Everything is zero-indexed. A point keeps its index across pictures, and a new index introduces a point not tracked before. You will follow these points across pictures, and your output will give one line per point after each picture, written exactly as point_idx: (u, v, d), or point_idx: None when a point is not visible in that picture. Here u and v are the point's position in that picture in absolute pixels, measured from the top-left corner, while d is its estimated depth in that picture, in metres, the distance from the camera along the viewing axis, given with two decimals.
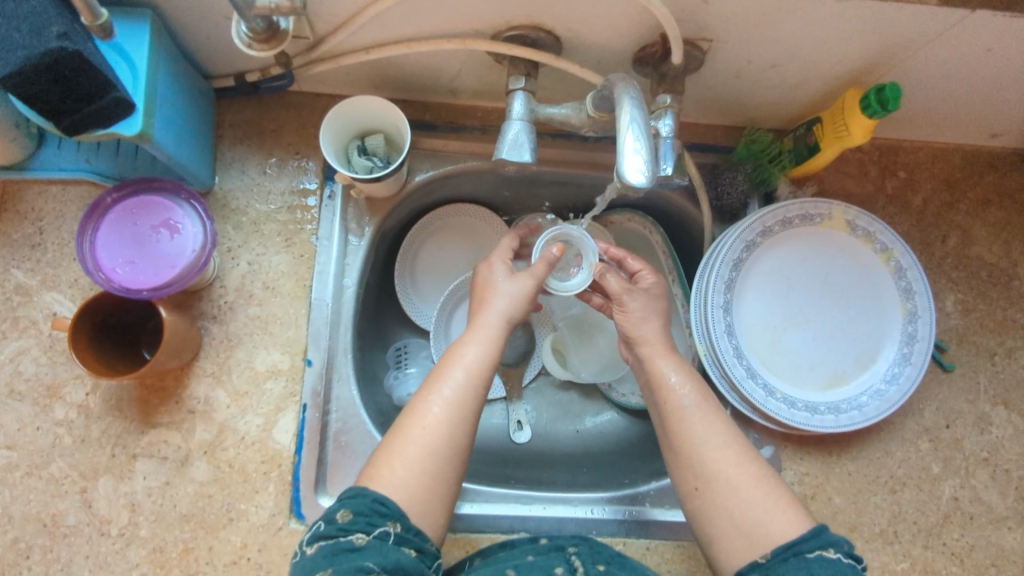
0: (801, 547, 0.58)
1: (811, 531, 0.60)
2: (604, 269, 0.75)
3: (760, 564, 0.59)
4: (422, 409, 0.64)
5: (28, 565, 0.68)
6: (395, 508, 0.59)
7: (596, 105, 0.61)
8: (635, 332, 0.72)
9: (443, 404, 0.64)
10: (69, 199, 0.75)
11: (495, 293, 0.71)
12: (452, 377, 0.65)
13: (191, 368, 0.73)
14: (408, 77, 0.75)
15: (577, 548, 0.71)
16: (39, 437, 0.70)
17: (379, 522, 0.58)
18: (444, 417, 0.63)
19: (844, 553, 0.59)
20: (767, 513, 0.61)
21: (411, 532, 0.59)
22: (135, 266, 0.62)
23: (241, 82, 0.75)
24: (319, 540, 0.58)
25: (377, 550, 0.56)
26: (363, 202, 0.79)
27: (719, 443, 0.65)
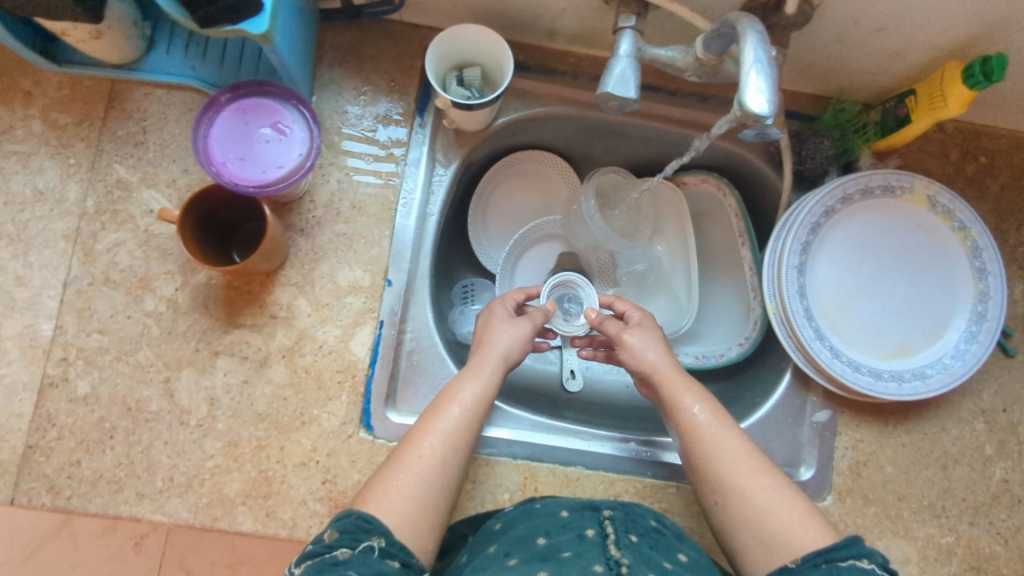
0: (833, 555, 0.57)
1: (844, 541, 0.58)
2: (599, 315, 0.77)
3: (790, 568, 0.58)
4: (417, 439, 0.64)
5: (111, 444, 0.71)
6: (379, 523, 0.58)
7: (705, 47, 0.62)
8: (640, 366, 0.72)
9: (439, 436, 0.64)
10: (173, 103, 0.77)
11: (494, 333, 0.72)
12: (451, 408, 0.66)
13: (277, 276, 0.75)
14: (512, 12, 0.76)
15: (613, 513, 0.68)
16: (130, 325, 0.73)
17: (363, 538, 0.57)
18: (441, 447, 0.64)
19: (880, 563, 0.56)
20: (789, 522, 0.61)
21: (395, 546, 0.58)
22: (245, 163, 0.64)
23: (347, 4, 0.76)
24: (305, 559, 0.55)
25: (362, 561, 0.55)
26: (451, 134, 0.81)
27: (734, 460, 0.65)
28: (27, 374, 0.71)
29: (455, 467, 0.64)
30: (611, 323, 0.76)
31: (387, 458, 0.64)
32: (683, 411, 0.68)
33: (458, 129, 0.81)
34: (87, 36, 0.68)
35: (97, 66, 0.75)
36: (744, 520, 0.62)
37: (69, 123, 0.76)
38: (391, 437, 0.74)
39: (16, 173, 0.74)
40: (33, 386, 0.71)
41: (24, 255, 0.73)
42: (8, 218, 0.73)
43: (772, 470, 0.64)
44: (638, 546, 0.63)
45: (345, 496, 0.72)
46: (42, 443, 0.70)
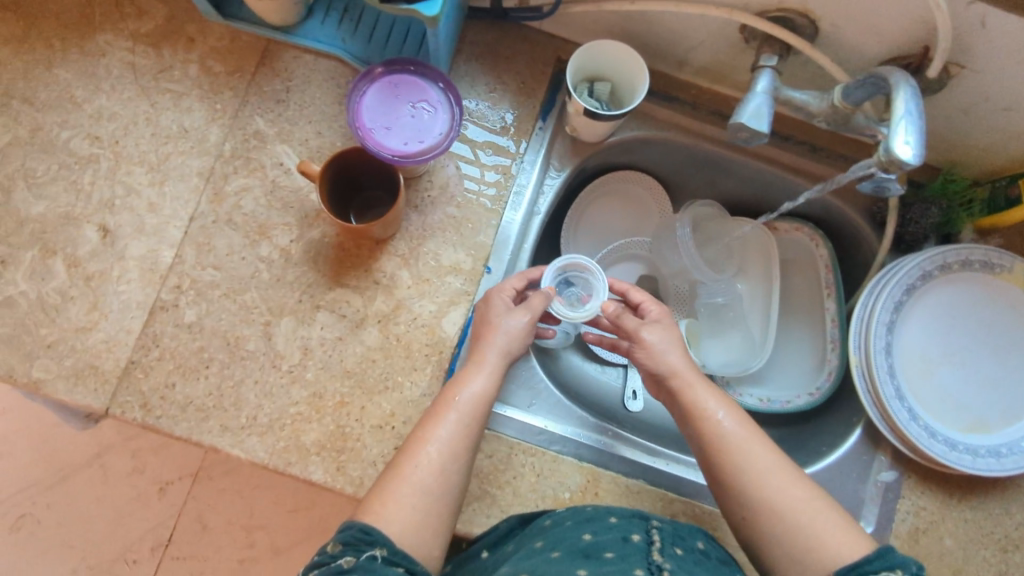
0: (865, 568, 0.57)
1: (876, 552, 0.58)
2: (615, 309, 0.78)
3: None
4: (413, 458, 0.64)
5: (206, 373, 0.74)
6: (380, 534, 0.59)
7: (844, 96, 0.65)
8: (660, 367, 0.72)
9: (438, 445, 0.64)
10: (318, 69, 0.82)
11: (495, 326, 0.71)
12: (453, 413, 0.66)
13: (386, 246, 0.79)
14: (649, 37, 0.80)
15: (661, 523, 0.67)
16: (243, 267, 0.77)
17: (366, 548, 0.58)
18: (440, 457, 0.64)
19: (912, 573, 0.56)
20: (825, 537, 0.60)
21: (399, 555, 0.58)
22: (390, 132, 0.68)
23: (496, 6, 0.81)
24: (311, 570, 0.57)
25: (364, 569, 0.55)
26: (569, 141, 0.86)
27: (765, 470, 0.64)
28: (142, 294, 0.75)
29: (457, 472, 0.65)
30: (629, 319, 0.76)
31: (388, 467, 0.64)
32: (708, 416, 0.68)
33: (576, 139, 0.86)
34: None
35: (258, 26, 0.81)
36: (779, 539, 0.61)
37: (222, 72, 0.81)
38: None
39: (166, 109, 0.79)
40: (145, 307, 0.75)
41: (160, 184, 0.78)
42: (153, 148, 0.78)
43: (803, 481, 0.63)
44: (682, 560, 0.62)
45: None
46: (143, 360, 0.74)
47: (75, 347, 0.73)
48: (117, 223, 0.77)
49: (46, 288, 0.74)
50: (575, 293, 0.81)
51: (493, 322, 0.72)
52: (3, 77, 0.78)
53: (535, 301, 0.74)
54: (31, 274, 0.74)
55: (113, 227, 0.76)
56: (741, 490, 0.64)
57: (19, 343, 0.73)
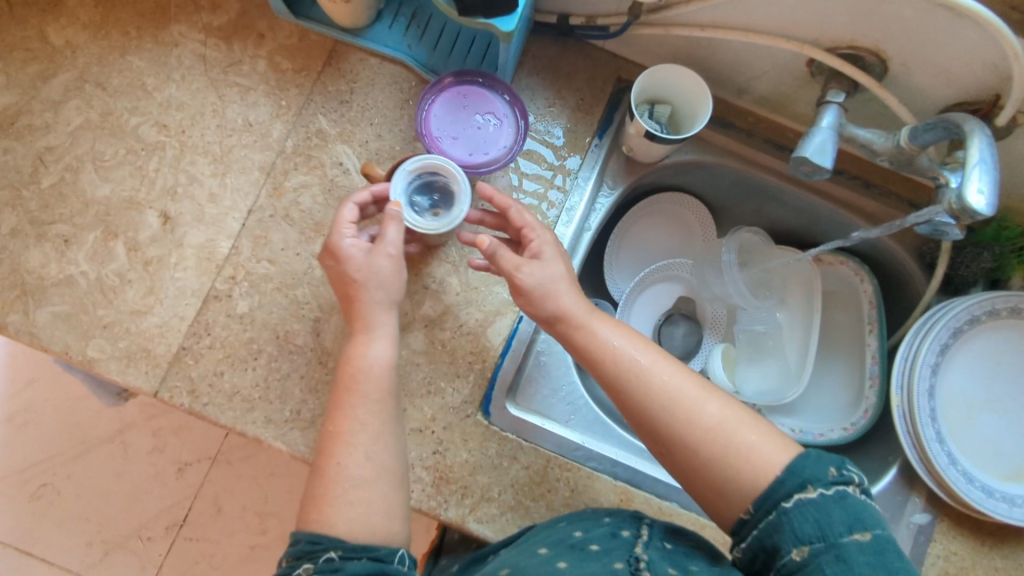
0: (777, 495, 0.58)
1: (787, 474, 0.58)
2: (494, 243, 0.68)
3: (747, 522, 0.59)
4: (335, 464, 0.63)
5: (254, 365, 0.75)
6: (327, 538, 0.59)
7: (911, 137, 0.65)
8: (546, 310, 0.68)
9: (355, 450, 0.64)
10: (383, 73, 0.83)
11: (360, 286, 0.67)
12: (358, 405, 0.65)
13: (437, 251, 0.80)
14: (713, 63, 0.80)
15: (653, 521, 0.69)
16: (297, 262, 0.78)
17: (320, 552, 0.59)
18: (361, 446, 0.64)
19: (826, 486, 0.56)
20: (738, 461, 0.60)
21: (354, 548, 0.59)
22: (457, 143, 0.70)
23: (562, 22, 0.82)
24: None
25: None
26: (624, 160, 0.87)
27: (669, 404, 0.63)
28: (198, 282, 0.77)
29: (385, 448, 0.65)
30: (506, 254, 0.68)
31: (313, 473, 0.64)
32: (604, 351, 0.66)
33: (630, 159, 0.87)
34: None
35: (326, 26, 0.82)
36: (698, 473, 0.62)
37: (290, 69, 0.83)
38: (506, 427, 0.77)
39: (233, 102, 0.81)
40: (199, 295, 0.76)
41: (222, 175, 0.79)
42: (217, 139, 0.80)
43: (707, 406, 0.63)
44: (671, 553, 0.64)
45: (450, 471, 0.75)
46: (194, 347, 0.75)
47: (130, 330, 0.75)
48: (179, 211, 0.78)
49: (105, 269, 0.76)
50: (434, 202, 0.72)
51: (358, 283, 0.67)
52: (79, 60, 0.80)
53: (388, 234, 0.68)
54: (93, 255, 0.76)
55: (174, 215, 0.78)
56: (654, 429, 0.63)
57: (76, 321, 0.74)
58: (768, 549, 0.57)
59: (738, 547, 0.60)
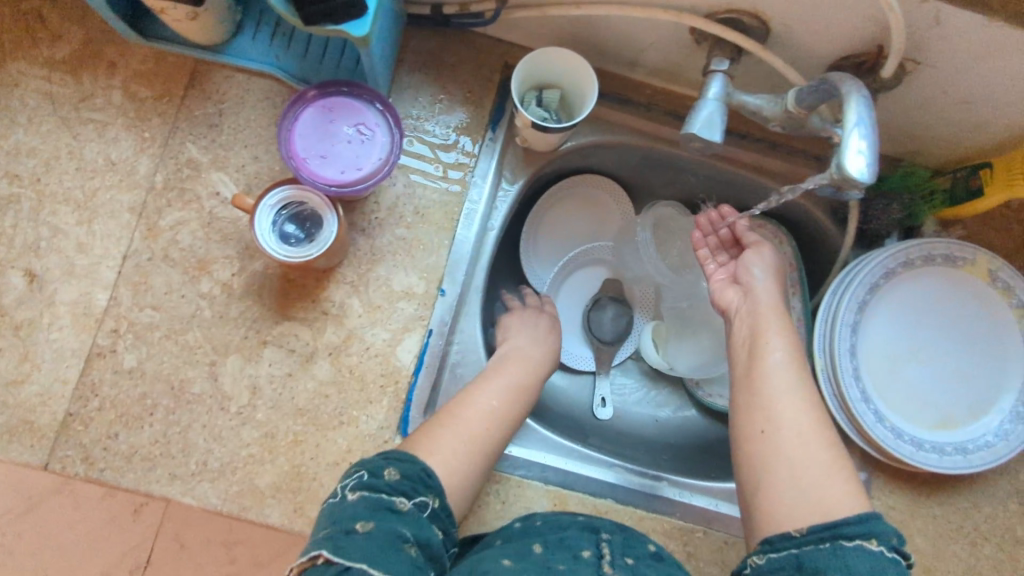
0: (842, 530, 0.57)
1: (859, 516, 0.57)
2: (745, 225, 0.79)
3: (793, 538, 0.58)
4: (476, 404, 0.71)
5: (151, 421, 0.71)
6: (438, 484, 0.63)
7: (797, 100, 0.62)
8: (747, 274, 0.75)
9: (495, 403, 0.72)
10: (251, 89, 0.77)
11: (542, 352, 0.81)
12: (503, 386, 0.73)
13: (333, 273, 0.76)
14: (598, 40, 0.76)
15: (611, 536, 0.67)
16: (183, 305, 0.74)
17: (421, 492, 0.62)
18: (494, 413, 0.71)
19: (889, 547, 0.56)
20: (831, 481, 0.60)
21: (443, 513, 0.63)
22: (325, 161, 0.65)
23: (436, 13, 0.77)
24: (362, 488, 0.60)
25: (415, 519, 0.59)
26: (520, 151, 0.82)
27: (799, 403, 0.65)
28: (78, 342, 0.72)
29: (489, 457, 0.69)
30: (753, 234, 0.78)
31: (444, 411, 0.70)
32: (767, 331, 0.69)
33: (528, 149, 0.82)
34: (183, 16, 0.69)
35: (183, 45, 0.76)
36: (790, 466, 0.62)
37: (148, 97, 0.76)
38: None
39: (90, 141, 0.75)
40: (81, 355, 0.71)
41: (88, 223, 0.74)
42: (78, 184, 0.74)
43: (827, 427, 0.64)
44: (633, 568, 0.63)
45: None
46: (82, 412, 0.70)
47: (7, 403, 0.70)
48: (45, 267, 0.73)
49: None
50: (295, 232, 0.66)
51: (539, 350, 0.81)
52: None
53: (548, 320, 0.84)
54: None
55: (40, 272, 0.72)
56: (770, 404, 0.65)
57: None
58: (803, 569, 0.56)
59: (764, 554, 0.59)
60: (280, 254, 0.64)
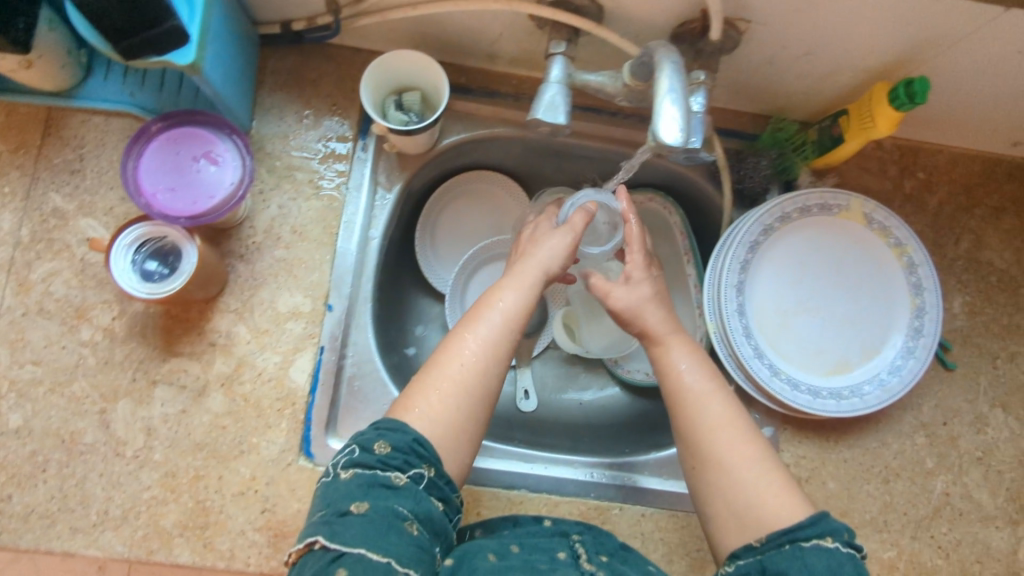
0: (797, 534, 0.57)
1: (810, 519, 0.58)
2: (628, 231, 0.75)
3: (755, 547, 0.59)
4: (457, 346, 0.65)
5: (44, 478, 0.70)
6: (432, 453, 0.60)
7: (632, 74, 0.63)
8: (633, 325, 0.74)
9: (479, 342, 0.65)
10: (110, 129, 0.76)
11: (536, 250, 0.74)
12: (488, 315, 0.67)
13: (216, 303, 0.75)
14: (450, 36, 0.76)
15: (582, 537, 0.69)
16: (64, 356, 0.72)
17: (415, 464, 0.59)
18: (479, 351, 0.65)
19: (843, 541, 0.57)
20: (763, 493, 0.61)
21: (441, 479, 0.60)
22: (175, 194, 0.65)
23: (286, 30, 0.76)
24: (354, 467, 0.58)
25: (411, 493, 0.57)
26: (394, 156, 0.81)
27: (722, 436, 0.64)
28: None
29: (486, 398, 0.64)
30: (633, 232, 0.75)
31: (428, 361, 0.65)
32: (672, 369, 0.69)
33: (401, 153, 0.82)
34: (16, 66, 0.68)
35: (35, 95, 0.75)
36: (726, 493, 0.62)
37: (5, 151, 0.75)
38: None
39: None
40: None
41: None
42: None
43: (751, 441, 0.64)
44: (610, 564, 0.64)
45: (285, 524, 0.71)
46: None
47: None
48: None
49: None
50: (156, 267, 0.66)
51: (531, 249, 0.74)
52: None
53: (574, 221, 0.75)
54: None
55: None
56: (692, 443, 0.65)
57: None
58: (768, 574, 0.56)
59: (731, 564, 0.59)
60: (142, 291, 0.64)
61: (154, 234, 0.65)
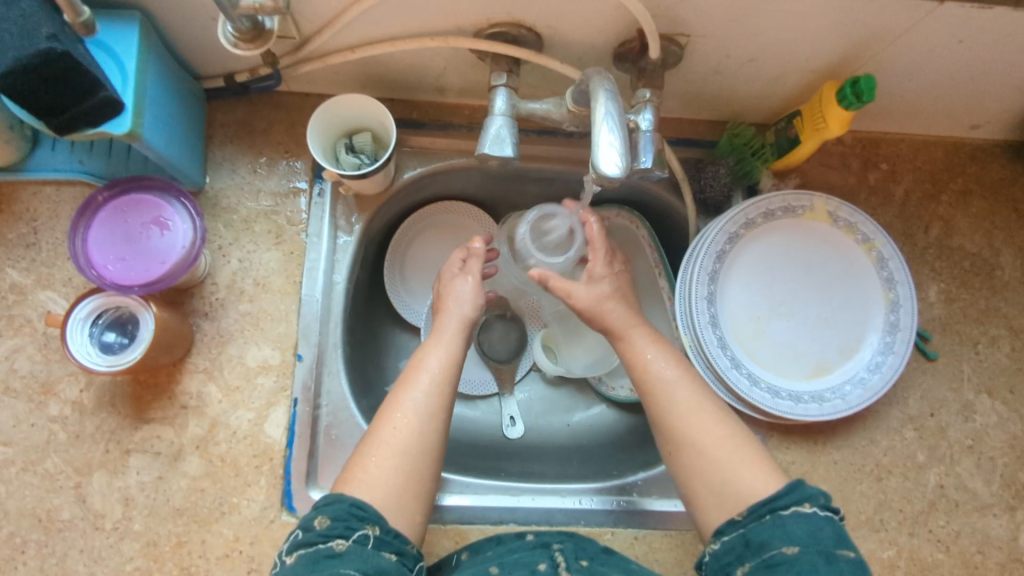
0: (777, 503, 0.59)
1: (787, 487, 0.59)
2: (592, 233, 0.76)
3: (737, 522, 0.60)
4: (391, 412, 0.65)
5: (23, 560, 0.69)
6: (372, 512, 0.59)
7: (575, 101, 0.62)
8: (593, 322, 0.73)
9: (412, 409, 0.65)
10: (63, 199, 0.76)
11: (450, 300, 0.75)
12: (420, 377, 0.68)
13: (183, 365, 0.74)
14: (395, 75, 0.76)
15: (562, 545, 0.69)
16: (34, 434, 0.72)
17: (357, 527, 0.58)
18: (415, 418, 0.65)
19: (821, 505, 0.58)
20: (739, 469, 0.62)
21: (390, 535, 0.59)
22: (126, 263, 0.64)
23: (231, 82, 0.76)
24: (298, 548, 0.57)
25: (356, 556, 0.56)
26: (352, 199, 0.80)
27: (702, 419, 0.65)
28: None
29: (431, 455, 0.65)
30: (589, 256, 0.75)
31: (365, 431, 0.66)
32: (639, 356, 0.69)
33: (359, 194, 0.81)
34: None
35: None
36: (703, 476, 0.63)
37: None
38: None
39: None
40: None
41: None
42: None
43: (723, 421, 0.65)
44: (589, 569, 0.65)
45: None
46: None
47: None
48: None
49: None
50: (116, 338, 0.65)
51: (451, 297, 0.75)
52: None
53: (473, 264, 0.78)
54: None
55: None
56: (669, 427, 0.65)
57: None
58: (752, 547, 0.57)
59: (717, 541, 0.60)
60: (102, 364, 0.63)
61: (111, 306, 0.65)
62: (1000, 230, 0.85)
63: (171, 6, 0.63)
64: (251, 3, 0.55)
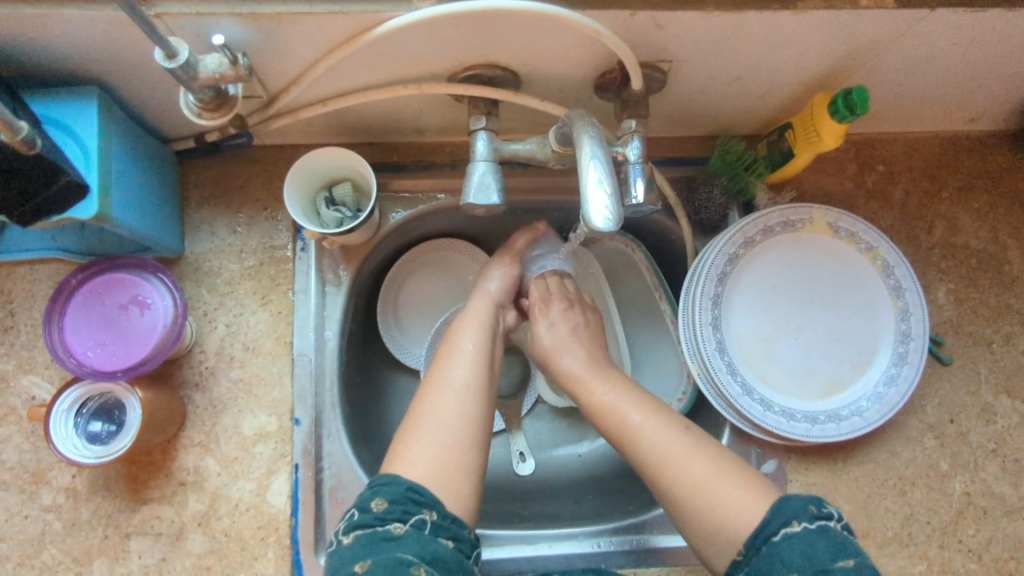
0: (767, 530, 0.55)
1: (773, 508, 0.56)
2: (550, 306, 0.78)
3: (740, 560, 0.57)
4: (453, 392, 0.65)
5: None
6: (429, 496, 0.57)
7: (560, 139, 0.60)
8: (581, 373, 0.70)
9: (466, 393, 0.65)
10: (38, 279, 0.73)
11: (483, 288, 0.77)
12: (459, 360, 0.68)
13: (178, 440, 0.72)
14: (371, 121, 0.73)
15: None
16: (29, 526, 0.69)
17: (415, 510, 0.57)
18: (467, 401, 0.65)
19: (810, 518, 0.55)
20: (748, 508, 0.57)
21: (447, 519, 0.57)
22: (106, 347, 0.63)
23: (201, 142, 0.73)
24: (353, 529, 0.57)
25: (415, 539, 0.55)
26: (338, 251, 0.77)
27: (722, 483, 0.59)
28: None
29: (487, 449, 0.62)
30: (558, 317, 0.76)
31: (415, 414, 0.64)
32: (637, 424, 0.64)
33: (345, 246, 0.78)
34: None
35: None
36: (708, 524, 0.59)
37: None
38: None
39: None
40: None
41: None
42: None
43: (750, 482, 0.59)
44: None
45: None
46: None
47: None
48: None
49: None
50: (99, 426, 0.65)
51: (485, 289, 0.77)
52: None
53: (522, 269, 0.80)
54: None
55: None
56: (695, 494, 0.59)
57: None
58: None
59: None
60: (91, 457, 0.62)
61: (90, 395, 0.64)
62: (1006, 223, 0.83)
63: (131, 78, 0.60)
64: (210, 73, 0.52)
